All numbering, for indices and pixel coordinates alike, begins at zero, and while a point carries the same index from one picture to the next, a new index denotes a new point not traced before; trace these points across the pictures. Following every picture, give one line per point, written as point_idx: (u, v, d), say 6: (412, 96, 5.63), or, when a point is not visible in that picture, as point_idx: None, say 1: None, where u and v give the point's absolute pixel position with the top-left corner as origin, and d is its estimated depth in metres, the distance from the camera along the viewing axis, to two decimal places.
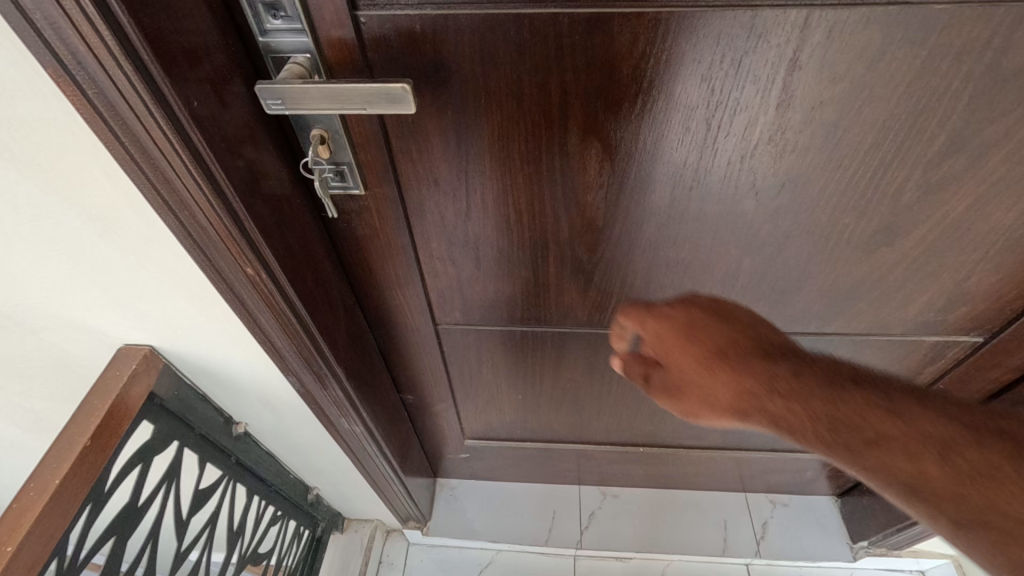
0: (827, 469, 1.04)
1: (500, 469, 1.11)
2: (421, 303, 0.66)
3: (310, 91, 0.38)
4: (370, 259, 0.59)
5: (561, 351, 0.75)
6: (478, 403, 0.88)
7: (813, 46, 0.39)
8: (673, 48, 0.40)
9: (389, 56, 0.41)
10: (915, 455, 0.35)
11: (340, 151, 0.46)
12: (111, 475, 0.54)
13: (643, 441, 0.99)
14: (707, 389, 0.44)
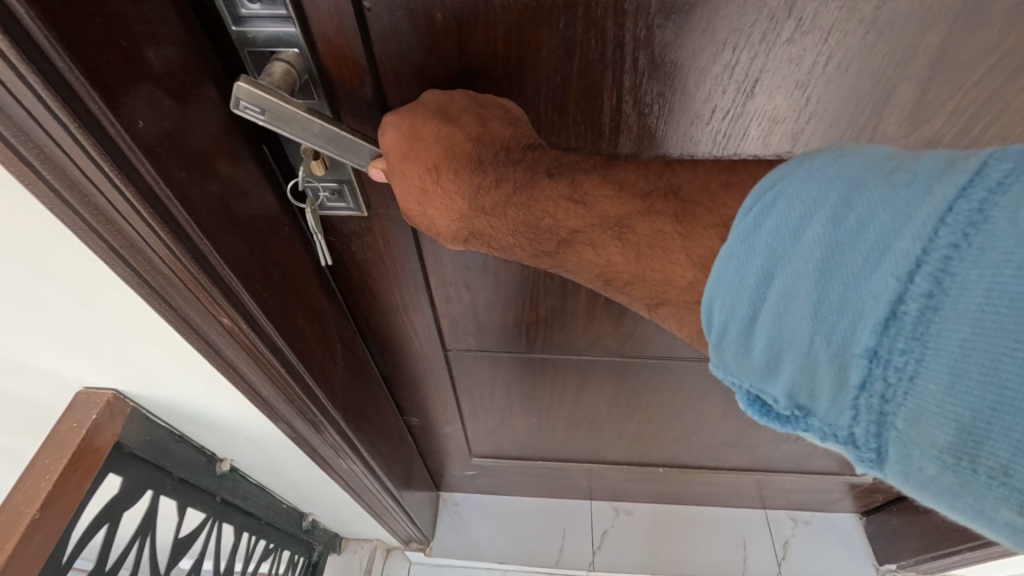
0: (855, 490, 0.98)
1: (508, 485, 1.05)
2: (430, 329, 0.57)
3: (316, 126, 0.31)
4: (370, 283, 0.51)
5: (584, 377, 0.68)
6: (488, 425, 0.81)
7: (946, 48, 0.31)
8: (765, 46, 0.31)
9: (400, 52, 0.32)
10: (627, 260, 0.29)
11: (337, 167, 0.38)
12: (70, 545, 0.45)
13: (662, 462, 0.92)
14: (423, 206, 0.34)
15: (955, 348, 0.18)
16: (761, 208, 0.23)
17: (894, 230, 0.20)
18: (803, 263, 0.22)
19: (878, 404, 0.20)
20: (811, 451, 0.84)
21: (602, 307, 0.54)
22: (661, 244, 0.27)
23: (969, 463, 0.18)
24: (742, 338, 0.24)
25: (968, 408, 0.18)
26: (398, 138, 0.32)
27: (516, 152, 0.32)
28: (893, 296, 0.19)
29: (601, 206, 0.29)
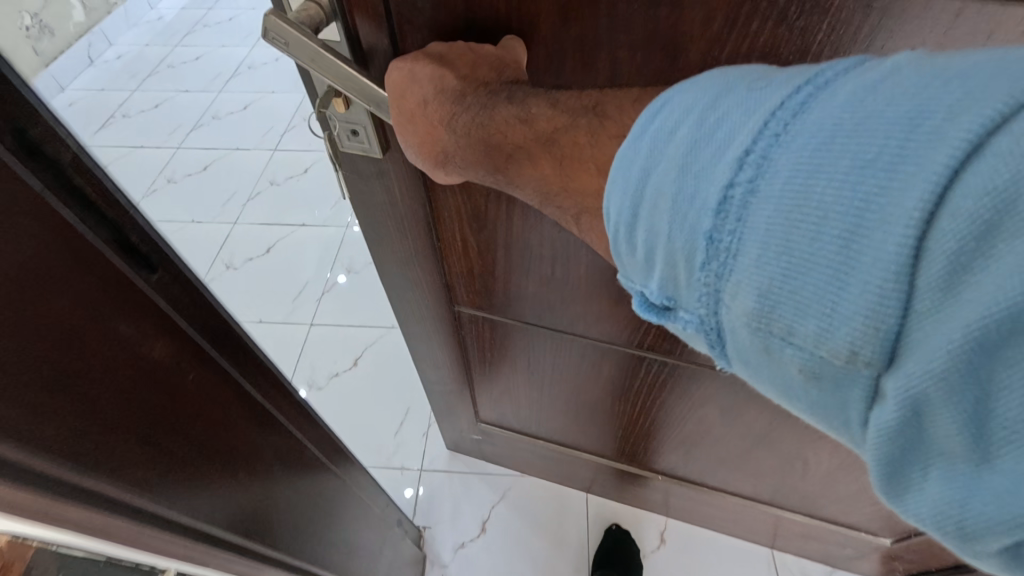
0: (876, 551, 0.91)
1: (512, 457, 1.07)
2: (441, 280, 0.62)
3: (328, 62, 0.36)
4: (386, 227, 0.56)
5: (581, 360, 0.70)
6: (494, 393, 0.85)
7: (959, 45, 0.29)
8: (760, 31, 0.31)
9: (414, 4, 0.35)
10: (555, 171, 0.31)
11: (357, 110, 0.42)
12: None
13: (662, 470, 0.90)
14: (406, 128, 0.37)
15: (765, 224, 0.21)
16: (650, 114, 0.25)
17: (736, 126, 0.22)
18: (669, 159, 0.24)
19: (714, 283, 0.22)
20: (823, 494, 0.79)
21: (598, 288, 0.56)
22: (581, 153, 0.30)
23: (767, 327, 0.21)
24: (627, 236, 0.26)
25: (769, 277, 0.21)
26: (400, 77, 0.36)
27: (496, 86, 0.34)
28: (726, 181, 0.22)
29: (539, 121, 0.32)
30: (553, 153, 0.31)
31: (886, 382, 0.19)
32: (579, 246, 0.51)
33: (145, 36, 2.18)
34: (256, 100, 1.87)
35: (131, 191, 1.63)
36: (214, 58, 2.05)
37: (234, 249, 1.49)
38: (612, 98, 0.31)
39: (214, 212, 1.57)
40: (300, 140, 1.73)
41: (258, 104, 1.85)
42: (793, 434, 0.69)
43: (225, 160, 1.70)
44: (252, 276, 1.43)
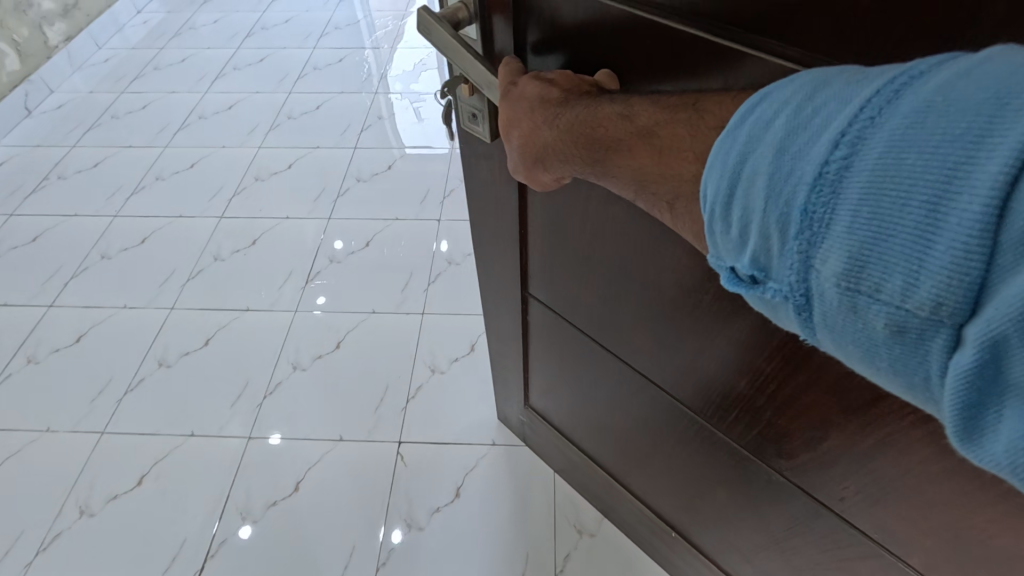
0: None
1: (548, 447, 1.07)
2: (518, 263, 0.68)
3: (456, 51, 0.43)
4: (485, 200, 0.63)
5: (622, 381, 0.71)
6: (544, 383, 0.90)
7: None
8: None
9: (536, 15, 0.41)
10: (650, 161, 0.30)
11: (478, 97, 0.49)
12: None
13: (677, 526, 0.87)
14: (512, 134, 0.40)
15: (858, 196, 0.21)
16: (743, 113, 0.25)
17: (833, 113, 0.22)
18: (765, 146, 0.23)
19: (803, 252, 0.22)
20: None
21: (644, 316, 0.58)
22: (679, 145, 0.28)
23: (855, 287, 0.21)
24: (722, 219, 0.25)
25: (858, 243, 0.20)
26: (510, 94, 0.40)
27: (591, 96, 0.35)
28: (820, 161, 0.21)
29: (639, 116, 0.31)
30: (654, 146, 0.29)
31: (965, 331, 0.19)
32: (632, 270, 0.54)
33: (84, 79, 2.10)
34: (205, 155, 1.79)
35: (65, 267, 1.50)
36: (164, 104, 1.97)
37: (171, 341, 1.34)
38: (714, 98, 0.29)
39: (152, 293, 1.44)
40: (272, 197, 1.65)
41: (211, 160, 1.77)
42: (806, 547, 0.64)
43: (163, 235, 1.57)
44: (176, 384, 1.27)
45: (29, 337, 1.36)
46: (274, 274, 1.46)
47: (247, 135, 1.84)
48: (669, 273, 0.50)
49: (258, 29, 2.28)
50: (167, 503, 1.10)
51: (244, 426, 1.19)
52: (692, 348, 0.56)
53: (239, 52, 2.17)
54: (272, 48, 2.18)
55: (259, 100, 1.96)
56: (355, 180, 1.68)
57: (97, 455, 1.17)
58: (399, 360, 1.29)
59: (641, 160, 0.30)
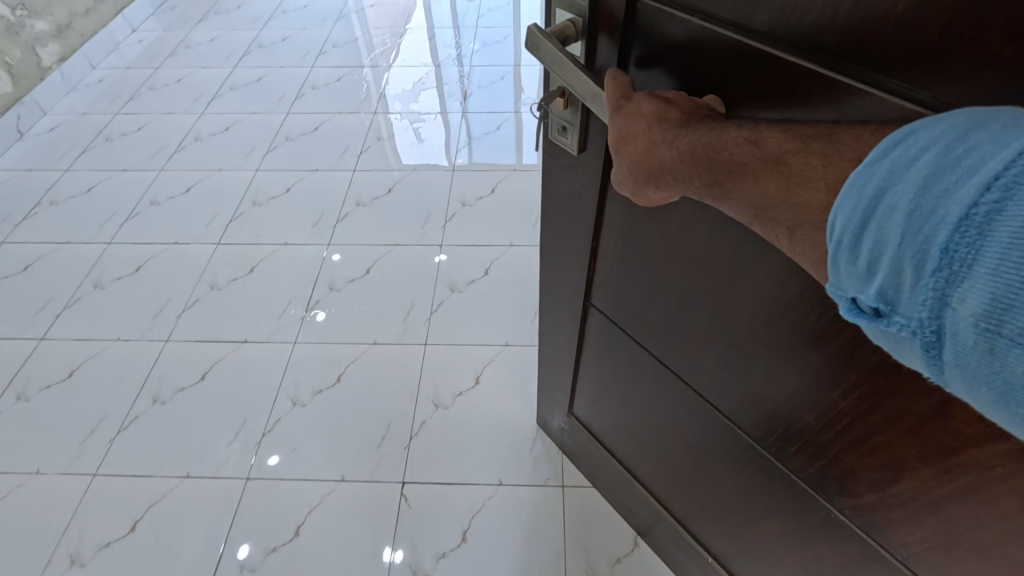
0: None
1: (586, 456, 1.08)
2: (583, 277, 0.72)
3: (564, 66, 0.46)
4: (561, 214, 0.67)
5: (675, 399, 0.73)
6: (591, 395, 0.92)
7: None
8: None
9: (648, 38, 0.43)
10: (775, 188, 0.31)
11: (572, 108, 0.52)
12: None
13: (714, 552, 0.86)
14: (624, 148, 0.42)
15: (1007, 239, 0.21)
16: (886, 148, 0.26)
17: (989, 155, 0.22)
18: (908, 182, 0.24)
19: (939, 290, 0.23)
20: None
21: (711, 337, 0.60)
22: (808, 174, 0.29)
23: (994, 328, 0.21)
24: (851, 249, 0.26)
25: (1001, 286, 0.21)
26: (625, 110, 0.42)
27: (709, 118, 0.37)
28: (969, 202, 0.22)
29: (766, 143, 0.32)
30: (780, 172, 0.31)
31: None
32: (704, 290, 0.56)
33: (82, 100, 2.30)
34: (200, 179, 1.94)
35: (58, 297, 1.61)
36: (158, 127, 2.15)
37: (164, 379, 1.42)
38: (848, 129, 0.30)
39: (144, 326, 1.54)
40: (260, 226, 1.76)
41: (205, 185, 1.91)
42: None
43: (159, 262, 1.69)
44: (170, 420, 1.35)
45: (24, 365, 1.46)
46: (265, 301, 1.57)
47: (247, 156, 2.00)
48: (740, 294, 0.52)
49: (257, 48, 2.52)
50: (160, 544, 1.17)
51: (238, 470, 1.26)
52: (760, 371, 0.57)
53: (237, 71, 2.39)
54: (269, 67, 2.40)
55: (257, 124, 2.13)
56: (355, 203, 1.83)
57: (88, 498, 1.24)
58: (403, 396, 1.37)
59: (766, 187, 0.32)
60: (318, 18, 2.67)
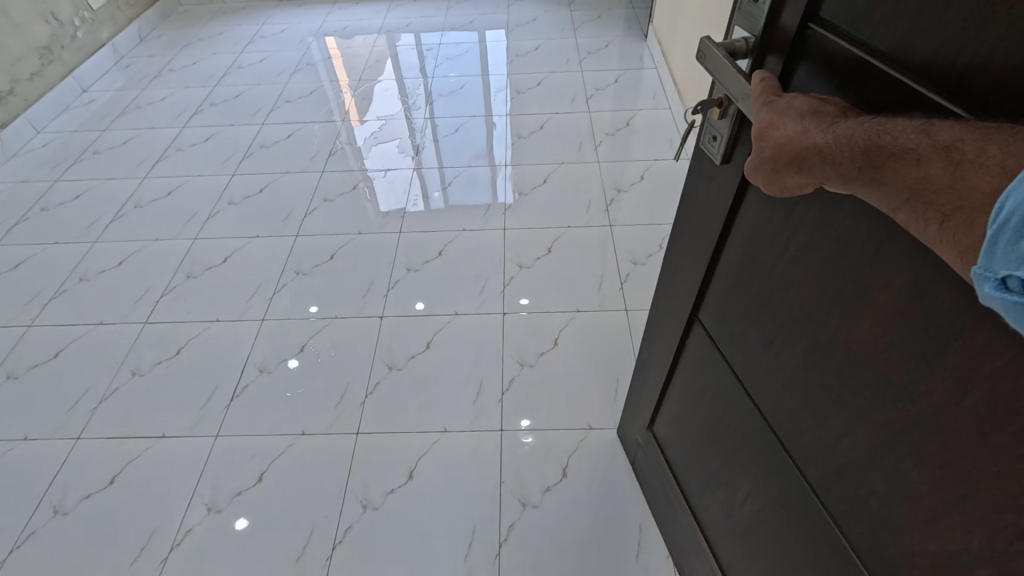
0: None
1: (689, 434, 1.43)
2: (733, 276, 1.04)
3: (725, 69, 0.81)
4: (733, 214, 0.99)
5: (772, 385, 0.99)
6: (707, 374, 1.25)
7: None
8: None
9: (812, 61, 0.72)
10: (946, 172, 0.44)
11: (727, 111, 0.88)
12: None
13: (767, 533, 1.12)
14: (780, 137, 0.62)
15: None
16: None
17: None
18: None
19: None
20: None
21: (807, 336, 0.85)
22: (984, 161, 0.42)
23: None
24: (1016, 238, 0.38)
25: None
26: (788, 110, 0.63)
27: (859, 118, 0.54)
28: None
29: (940, 135, 0.46)
30: (950, 156, 0.44)
31: None
32: (812, 297, 0.82)
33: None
34: (85, 333, 2.62)
35: None
36: (54, 276, 2.90)
37: None
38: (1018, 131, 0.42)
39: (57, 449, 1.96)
40: (117, 400, 2.37)
41: (141, 344, 2.56)
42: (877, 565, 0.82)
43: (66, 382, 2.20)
44: None
45: (47, 494, 2.10)
46: (183, 453, 2.18)
47: (136, 304, 2.73)
48: (833, 302, 0.77)
49: (255, 146, 3.69)
50: None
51: None
52: (834, 370, 0.81)
53: (233, 179, 3.43)
54: (182, 198, 3.33)
55: (261, 246, 2.99)
56: (261, 371, 2.42)
57: None
58: None
59: (933, 169, 0.45)
60: (302, 116, 3.94)
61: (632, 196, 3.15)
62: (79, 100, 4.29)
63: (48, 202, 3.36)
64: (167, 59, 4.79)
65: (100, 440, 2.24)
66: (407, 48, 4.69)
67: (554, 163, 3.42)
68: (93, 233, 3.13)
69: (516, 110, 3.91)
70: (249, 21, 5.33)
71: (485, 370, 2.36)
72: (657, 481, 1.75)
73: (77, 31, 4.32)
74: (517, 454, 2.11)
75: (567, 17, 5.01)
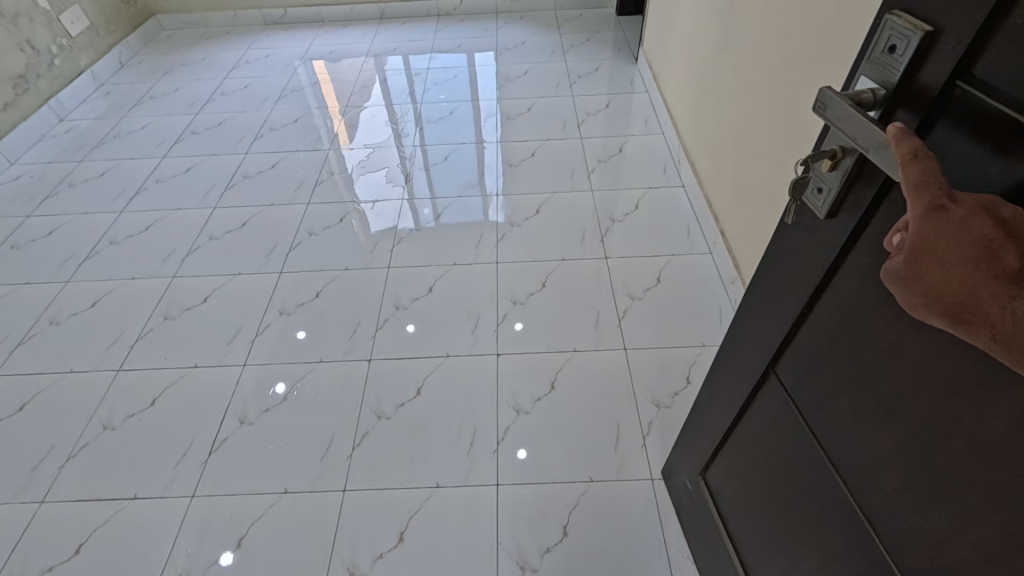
0: None
1: (746, 489, 1.36)
2: (820, 337, 0.97)
3: (846, 117, 0.73)
4: (823, 274, 0.92)
5: (858, 457, 0.92)
6: (776, 433, 1.17)
7: None
8: None
9: (961, 120, 0.65)
10: None
11: (839, 164, 0.81)
12: None
13: None
14: (938, 270, 0.60)
15: None
16: None
17: None
18: None
19: None
20: None
21: (914, 416, 0.79)
22: None
23: None
24: None
25: None
26: (948, 243, 0.59)
27: None
28: None
29: None
30: None
31: None
32: (924, 376, 0.75)
33: None
34: (49, 384, 2.46)
35: None
36: (19, 321, 2.73)
37: None
38: None
39: None
40: (85, 457, 2.20)
41: (112, 394, 2.40)
42: None
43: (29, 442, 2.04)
44: None
45: (6, 568, 1.92)
46: (154, 517, 2.01)
47: (107, 351, 2.58)
48: (953, 385, 0.71)
49: (237, 177, 3.57)
50: None
51: None
52: (947, 457, 0.74)
53: (215, 213, 3.30)
54: (161, 233, 3.18)
55: (243, 284, 2.85)
56: (241, 423, 2.27)
57: None
58: None
59: None
60: (287, 145, 3.83)
61: (627, 227, 3.07)
62: (55, 130, 4.13)
63: (18, 239, 3.20)
64: (148, 86, 4.66)
65: (65, 504, 2.07)
66: (396, 72, 4.62)
67: (547, 192, 3.34)
68: (64, 272, 2.97)
69: (507, 136, 3.84)
70: (233, 46, 5.23)
71: (490, 416, 2.24)
72: (705, 534, 1.66)
73: (54, 59, 4.20)
74: (516, 512, 1.97)
75: (556, 40, 4.97)
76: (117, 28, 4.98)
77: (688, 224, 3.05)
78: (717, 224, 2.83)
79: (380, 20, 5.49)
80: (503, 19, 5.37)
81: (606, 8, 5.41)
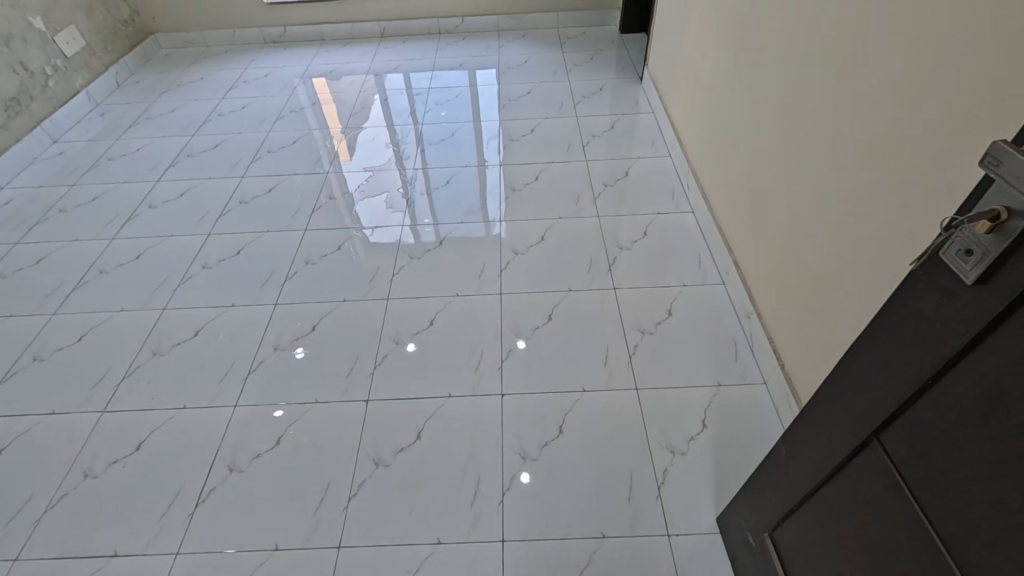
0: None
1: (827, 556, 1.27)
2: (947, 413, 0.88)
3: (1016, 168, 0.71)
4: (962, 344, 0.84)
5: (986, 552, 0.84)
6: (872, 505, 1.09)
7: None
8: None
9: None
10: None
11: (1002, 228, 0.74)
12: None
13: None
14: None
15: None
16: None
17: None
18: None
19: None
20: None
21: None
22: None
23: None
24: None
25: None
26: None
27: None
28: None
29: None
30: None
31: None
32: None
33: None
34: (24, 429, 2.33)
35: None
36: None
37: None
38: None
39: None
40: (63, 509, 2.07)
41: (95, 438, 2.28)
42: None
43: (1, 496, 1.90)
44: None
45: None
46: None
47: (91, 390, 2.45)
48: None
49: (234, 202, 3.46)
50: None
51: None
52: None
53: (208, 241, 3.18)
54: (149, 262, 3.07)
55: (236, 317, 2.74)
56: (230, 471, 2.14)
57: None
58: None
59: None
60: (284, 168, 3.73)
61: (636, 254, 2.96)
62: (48, 152, 4.04)
63: (5, 268, 3.08)
64: (145, 106, 4.58)
65: (40, 562, 1.93)
66: (397, 92, 4.55)
67: (550, 218, 3.22)
68: (50, 305, 2.85)
69: (511, 159, 3.74)
70: (232, 65, 5.17)
71: (497, 462, 2.11)
72: None
73: (49, 80, 4.12)
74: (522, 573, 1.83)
75: (558, 58, 4.89)
76: (115, 48, 4.92)
77: (698, 252, 2.94)
78: (727, 253, 2.72)
79: (381, 38, 5.43)
80: (504, 38, 5.31)
81: (608, 26, 5.34)
